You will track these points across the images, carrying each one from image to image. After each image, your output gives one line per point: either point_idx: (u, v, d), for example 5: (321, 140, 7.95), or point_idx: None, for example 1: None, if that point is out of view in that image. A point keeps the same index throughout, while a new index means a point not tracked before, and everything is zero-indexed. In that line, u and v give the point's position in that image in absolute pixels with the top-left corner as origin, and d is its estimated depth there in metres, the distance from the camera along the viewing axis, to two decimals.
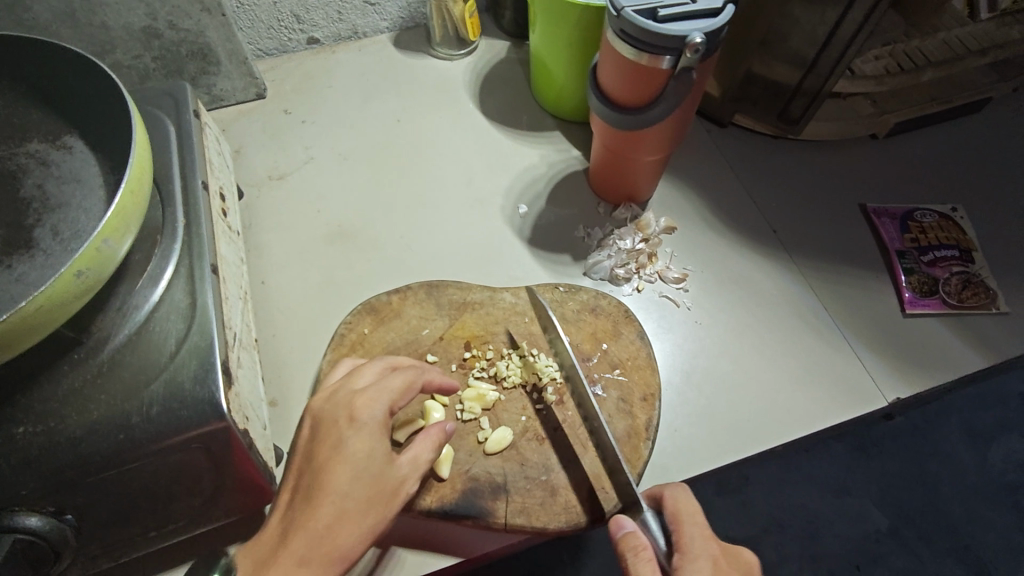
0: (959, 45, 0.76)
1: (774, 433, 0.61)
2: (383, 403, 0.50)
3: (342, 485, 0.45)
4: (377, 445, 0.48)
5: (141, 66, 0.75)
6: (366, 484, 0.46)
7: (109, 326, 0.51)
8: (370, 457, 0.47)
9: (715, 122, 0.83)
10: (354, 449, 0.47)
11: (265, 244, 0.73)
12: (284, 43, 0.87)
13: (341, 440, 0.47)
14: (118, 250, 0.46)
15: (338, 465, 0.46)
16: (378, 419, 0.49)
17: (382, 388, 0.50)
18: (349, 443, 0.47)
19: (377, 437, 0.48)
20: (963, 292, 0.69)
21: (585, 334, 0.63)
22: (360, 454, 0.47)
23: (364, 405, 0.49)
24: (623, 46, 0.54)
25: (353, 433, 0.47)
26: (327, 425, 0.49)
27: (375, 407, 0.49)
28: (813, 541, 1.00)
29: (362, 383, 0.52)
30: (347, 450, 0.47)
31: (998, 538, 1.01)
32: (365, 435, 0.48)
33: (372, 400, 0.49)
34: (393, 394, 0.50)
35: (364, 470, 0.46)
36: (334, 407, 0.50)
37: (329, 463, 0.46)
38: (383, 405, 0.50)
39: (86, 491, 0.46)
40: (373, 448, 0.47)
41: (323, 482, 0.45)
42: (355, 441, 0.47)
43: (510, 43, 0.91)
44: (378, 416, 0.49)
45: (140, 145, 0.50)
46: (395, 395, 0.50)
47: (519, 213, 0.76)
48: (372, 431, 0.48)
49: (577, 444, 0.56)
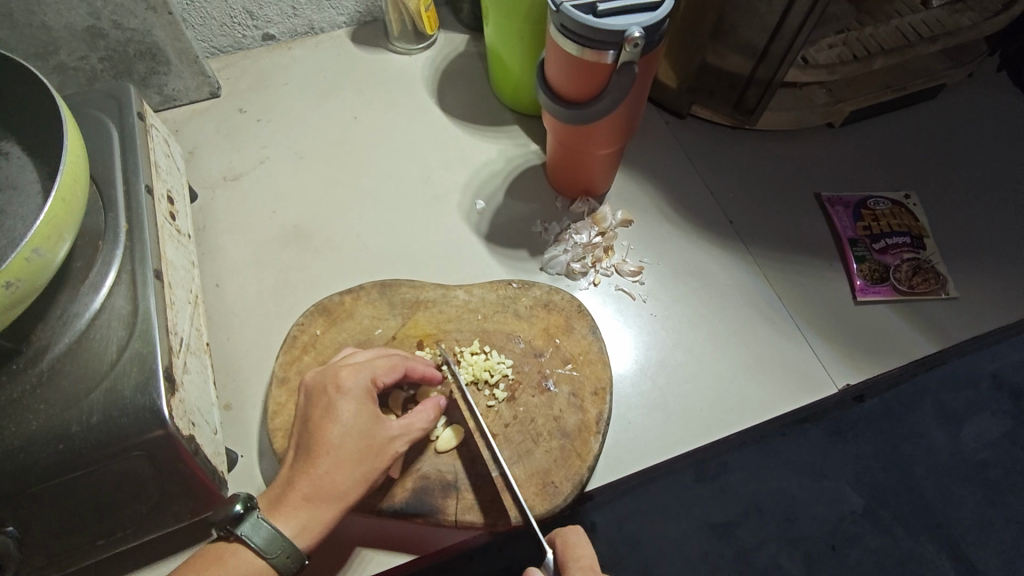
0: (911, 32, 0.76)
1: (727, 422, 0.62)
2: (373, 375, 0.54)
3: (334, 443, 0.50)
4: (365, 413, 0.52)
5: (87, 67, 0.73)
6: (358, 442, 0.51)
7: (49, 335, 0.50)
8: (359, 419, 0.51)
9: (673, 113, 0.83)
10: (344, 413, 0.51)
11: (219, 246, 0.72)
12: (238, 40, 0.85)
13: (331, 404, 0.51)
14: (52, 258, 0.46)
15: (332, 426, 0.51)
16: (362, 388, 0.53)
17: (368, 363, 0.54)
18: (339, 408, 0.51)
19: (363, 403, 0.52)
20: (913, 279, 0.70)
21: (538, 330, 0.64)
22: (347, 421, 0.51)
23: (349, 374, 0.53)
24: (565, 41, 0.54)
25: (341, 399, 0.52)
26: (315, 396, 0.53)
27: (362, 378, 0.53)
28: (791, 524, 0.92)
29: (348, 360, 0.55)
30: (336, 416, 0.51)
31: (969, 517, 0.95)
32: (349, 403, 0.52)
33: (357, 370, 0.53)
34: (376, 367, 0.54)
35: (350, 435, 0.51)
36: (323, 379, 0.53)
37: (323, 426, 0.51)
38: (367, 375, 0.53)
39: (27, 500, 0.46)
40: (360, 412, 0.52)
41: (320, 441, 0.50)
42: (345, 406, 0.51)
43: (469, 37, 0.90)
44: (362, 385, 0.53)
45: (72, 151, 0.49)
46: (378, 368, 0.54)
47: (476, 209, 0.75)
48: (357, 399, 0.52)
49: (527, 439, 0.58)
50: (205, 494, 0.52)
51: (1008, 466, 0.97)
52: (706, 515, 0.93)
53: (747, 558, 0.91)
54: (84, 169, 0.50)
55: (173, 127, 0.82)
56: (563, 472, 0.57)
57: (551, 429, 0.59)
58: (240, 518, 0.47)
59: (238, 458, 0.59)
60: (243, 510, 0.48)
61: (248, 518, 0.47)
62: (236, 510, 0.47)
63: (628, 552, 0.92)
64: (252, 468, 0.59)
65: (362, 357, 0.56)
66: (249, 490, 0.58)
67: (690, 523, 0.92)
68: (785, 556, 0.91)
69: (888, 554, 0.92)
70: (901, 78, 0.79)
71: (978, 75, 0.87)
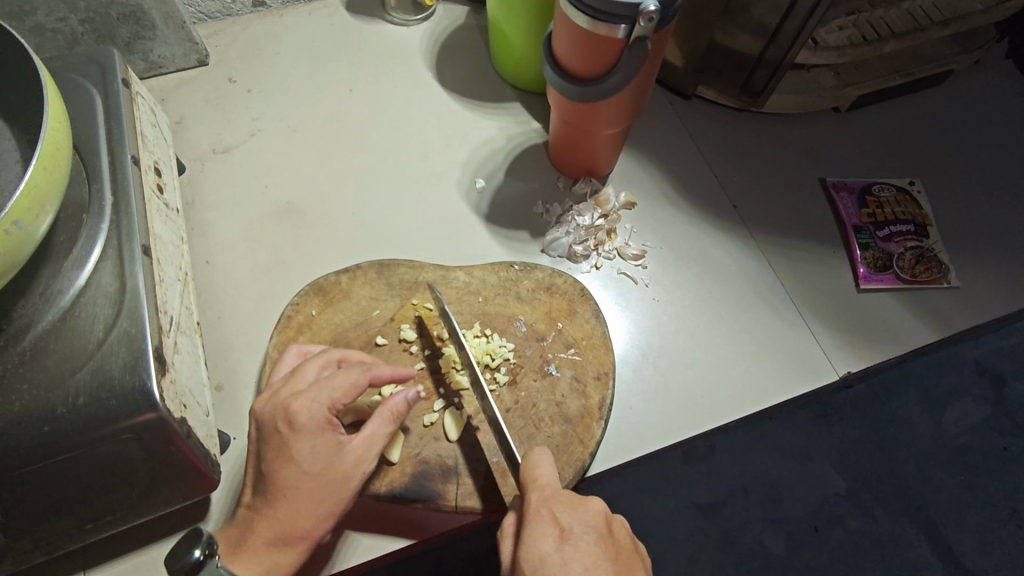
0: (922, 16, 0.75)
1: (728, 410, 0.62)
2: (320, 408, 0.50)
3: (290, 481, 0.48)
4: (319, 446, 0.50)
5: (67, 29, 0.69)
6: (314, 477, 0.49)
7: (31, 312, 0.48)
8: (314, 454, 0.49)
9: (678, 93, 0.81)
10: (297, 450, 0.49)
11: (210, 222, 0.70)
12: (227, 6, 0.81)
13: (282, 443, 0.49)
14: (33, 231, 0.43)
15: (286, 463, 0.49)
16: (314, 421, 0.50)
17: (321, 389, 0.51)
18: (291, 445, 0.49)
19: (317, 437, 0.50)
20: (916, 267, 0.70)
21: (540, 313, 0.63)
22: (299, 457, 0.49)
23: (298, 407, 0.50)
24: (576, 14, 0.51)
25: (293, 435, 0.49)
26: (270, 427, 0.50)
27: (309, 410, 0.50)
28: (776, 504, 0.93)
29: (307, 385, 0.52)
30: (289, 453, 0.49)
31: (947, 498, 0.96)
32: (295, 440, 0.49)
33: (308, 401, 0.50)
34: (330, 396, 0.51)
35: (302, 472, 0.49)
36: (273, 411, 0.51)
37: (277, 462, 0.49)
38: (320, 405, 0.50)
39: (9, 484, 0.44)
40: (315, 447, 0.49)
41: (276, 480, 0.49)
42: (297, 442, 0.49)
43: (469, 8, 0.86)
44: (316, 417, 0.50)
45: (54, 116, 0.46)
46: (335, 396, 0.51)
47: (476, 187, 0.73)
48: (310, 433, 0.50)
49: (529, 424, 0.57)
50: (192, 479, 0.50)
51: (989, 451, 0.98)
52: (693, 495, 0.93)
53: (731, 538, 0.92)
54: (67, 136, 0.47)
55: (159, 96, 0.78)
56: (565, 458, 0.56)
57: (553, 414, 0.58)
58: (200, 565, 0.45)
59: (231, 440, 0.58)
60: (203, 556, 0.45)
61: (207, 567, 0.45)
62: (196, 556, 0.45)
63: None
64: (242, 452, 0.58)
65: (325, 380, 0.52)
66: (243, 472, 0.57)
67: (677, 503, 0.93)
68: (768, 535, 0.92)
69: (871, 535, 0.92)
70: (909, 63, 0.78)
71: (985, 61, 0.86)
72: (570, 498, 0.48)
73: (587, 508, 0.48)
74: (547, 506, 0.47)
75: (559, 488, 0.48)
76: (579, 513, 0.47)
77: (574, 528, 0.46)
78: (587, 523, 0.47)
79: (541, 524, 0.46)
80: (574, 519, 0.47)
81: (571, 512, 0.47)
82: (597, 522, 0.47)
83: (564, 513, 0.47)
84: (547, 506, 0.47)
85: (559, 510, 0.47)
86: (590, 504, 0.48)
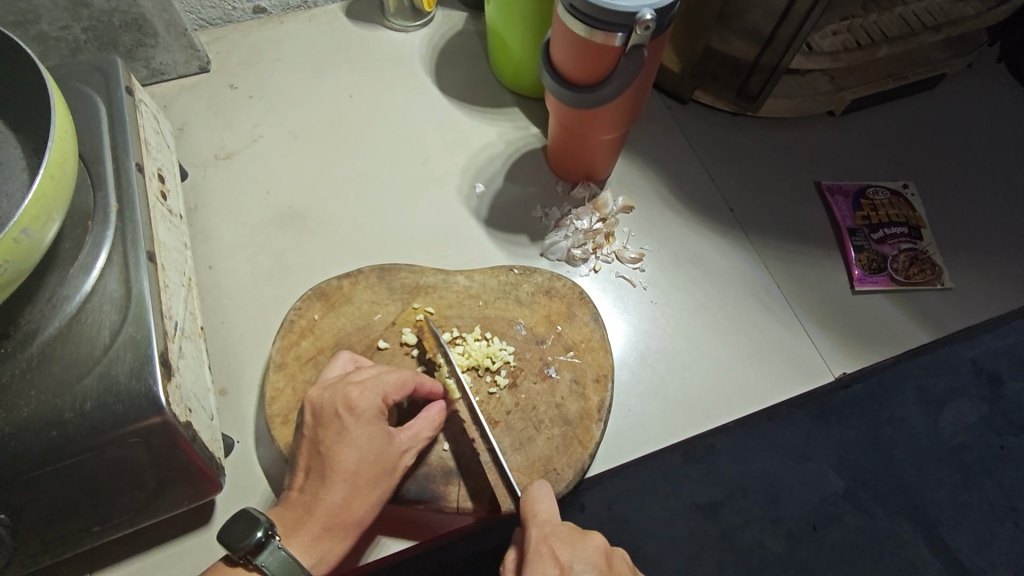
0: (915, 21, 0.76)
1: (726, 410, 0.63)
2: (377, 398, 0.52)
3: (348, 468, 0.49)
4: (373, 437, 0.51)
5: (70, 37, 0.70)
6: (369, 465, 0.50)
7: (37, 318, 0.49)
8: (369, 443, 0.51)
9: (675, 98, 0.82)
10: (356, 436, 0.50)
11: (212, 228, 0.70)
12: (228, 13, 0.82)
13: (342, 429, 0.50)
14: (40, 238, 0.44)
15: (343, 450, 0.50)
16: (374, 409, 0.52)
17: (377, 381, 0.53)
18: (351, 431, 0.50)
19: (376, 425, 0.51)
20: (910, 269, 0.71)
21: (539, 316, 0.63)
22: (354, 446, 0.50)
23: (361, 396, 0.51)
24: (574, 23, 0.52)
25: (354, 422, 0.51)
26: (326, 416, 0.51)
27: (367, 399, 0.52)
28: (774, 504, 0.94)
29: (358, 377, 0.54)
30: (344, 442, 0.50)
31: (944, 497, 0.96)
32: (353, 429, 0.51)
33: (367, 390, 0.52)
34: (386, 387, 0.53)
35: (359, 461, 0.50)
36: (333, 399, 0.52)
37: (334, 449, 0.50)
38: (378, 395, 0.52)
39: (18, 488, 0.45)
40: (372, 436, 0.51)
41: (333, 466, 0.49)
42: (357, 429, 0.51)
43: (468, 14, 0.87)
44: (374, 406, 0.52)
45: (60, 125, 0.47)
46: (390, 388, 0.53)
47: (475, 192, 0.74)
48: (369, 421, 0.51)
49: (529, 426, 0.58)
50: (197, 482, 0.51)
51: (985, 450, 1.00)
52: (693, 495, 0.94)
53: (731, 538, 0.92)
54: (73, 145, 0.48)
55: (161, 102, 0.79)
56: (565, 459, 0.57)
57: (553, 416, 0.59)
58: (260, 547, 0.46)
59: (235, 444, 0.59)
60: (264, 537, 0.46)
61: (269, 547, 0.46)
62: (258, 538, 0.46)
63: (616, 531, 0.93)
64: (246, 455, 0.59)
65: (375, 375, 0.54)
66: (247, 475, 0.58)
67: (678, 504, 0.94)
68: (768, 535, 0.92)
69: (869, 535, 0.93)
70: (902, 67, 0.79)
71: (978, 65, 0.87)
72: (570, 535, 0.48)
73: (588, 544, 0.47)
74: (546, 544, 0.47)
75: (558, 524, 0.49)
76: (579, 550, 0.47)
77: (574, 566, 0.46)
78: (588, 560, 0.46)
79: (541, 562, 0.46)
80: (574, 557, 0.46)
81: (570, 549, 0.47)
82: (598, 558, 0.47)
83: (564, 551, 0.47)
84: (546, 543, 0.47)
85: (559, 547, 0.47)
86: (591, 540, 0.48)
